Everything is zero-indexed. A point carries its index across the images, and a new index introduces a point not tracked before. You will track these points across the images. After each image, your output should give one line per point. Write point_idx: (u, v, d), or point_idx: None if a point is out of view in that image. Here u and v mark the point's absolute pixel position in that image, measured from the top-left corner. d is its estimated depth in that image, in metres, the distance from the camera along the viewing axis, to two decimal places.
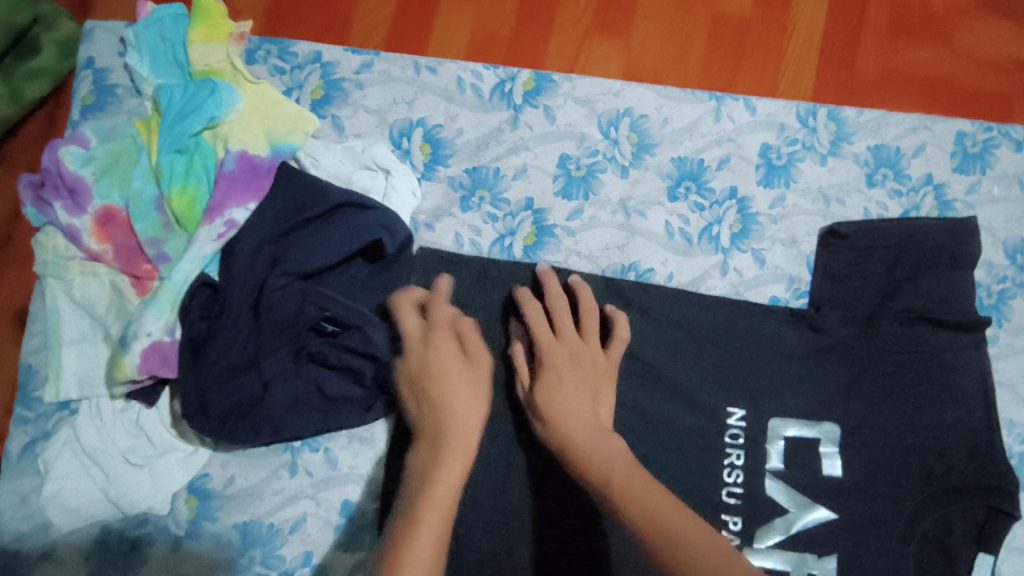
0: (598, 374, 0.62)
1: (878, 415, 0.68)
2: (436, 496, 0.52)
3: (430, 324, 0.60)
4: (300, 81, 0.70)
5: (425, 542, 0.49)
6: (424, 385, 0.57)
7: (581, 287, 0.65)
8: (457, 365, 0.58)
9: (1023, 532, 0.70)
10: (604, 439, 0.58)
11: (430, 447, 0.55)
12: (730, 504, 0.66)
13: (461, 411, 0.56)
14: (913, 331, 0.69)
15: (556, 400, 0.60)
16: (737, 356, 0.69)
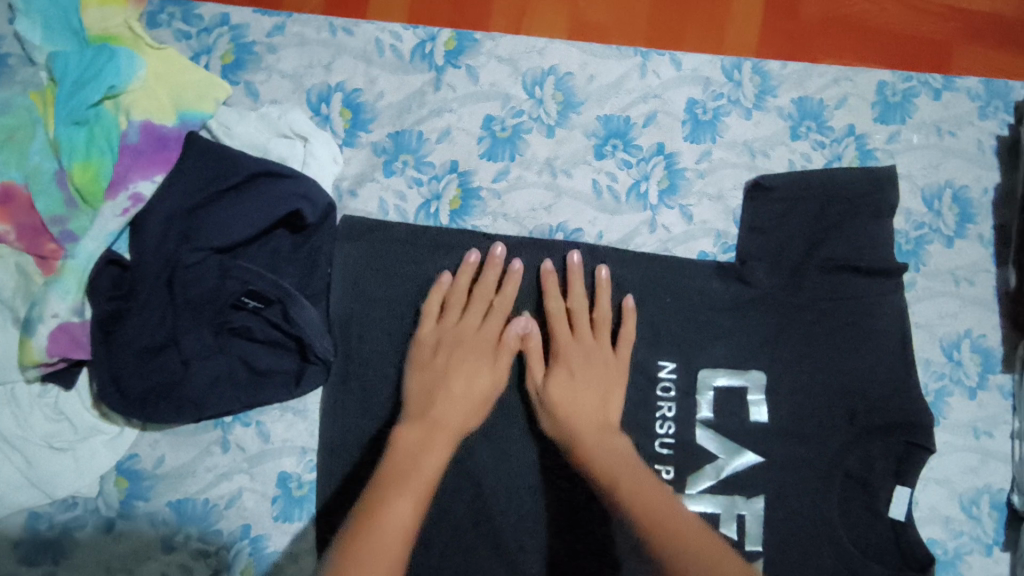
0: (609, 378, 0.64)
1: (802, 362, 0.71)
2: (425, 471, 0.54)
3: (478, 332, 0.63)
4: (208, 45, 0.68)
5: (405, 506, 0.51)
6: (446, 380, 0.60)
7: (602, 287, 0.67)
8: (483, 377, 0.61)
9: (942, 464, 0.72)
10: (611, 437, 0.60)
11: (428, 429, 0.57)
12: (662, 454, 0.69)
13: (469, 413, 0.59)
14: (837, 279, 0.71)
15: (568, 396, 0.62)
16: (667, 311, 0.70)
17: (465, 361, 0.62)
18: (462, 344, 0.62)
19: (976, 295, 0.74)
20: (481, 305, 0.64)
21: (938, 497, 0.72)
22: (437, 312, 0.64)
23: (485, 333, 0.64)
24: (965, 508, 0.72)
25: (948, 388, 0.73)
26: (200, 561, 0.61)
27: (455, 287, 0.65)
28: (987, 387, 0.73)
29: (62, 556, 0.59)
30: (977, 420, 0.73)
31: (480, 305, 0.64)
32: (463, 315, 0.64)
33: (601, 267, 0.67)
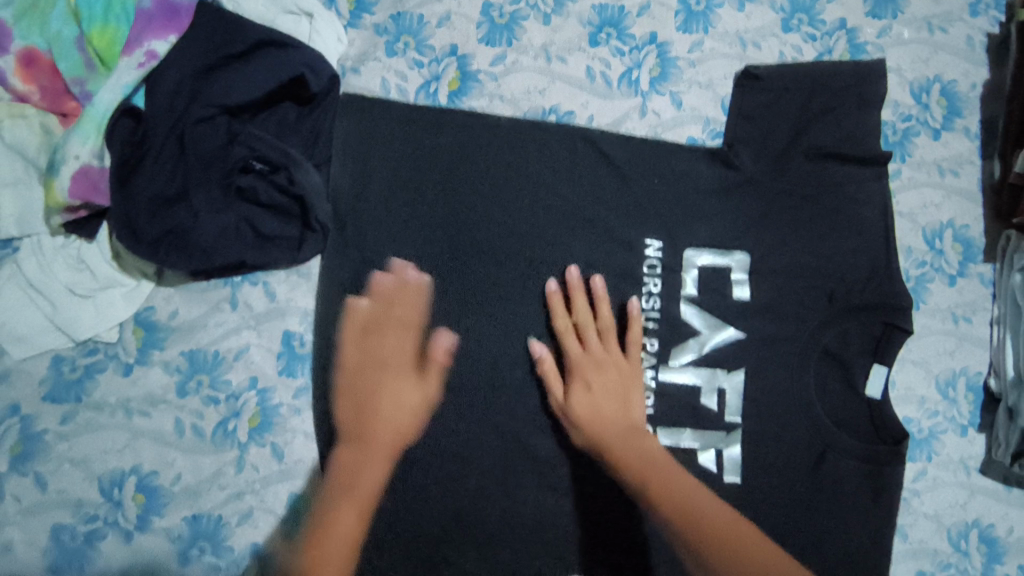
0: (625, 382, 0.68)
1: (787, 246, 0.73)
2: (365, 483, 0.61)
3: (398, 351, 0.66)
4: None
5: (348, 518, 0.59)
6: (373, 399, 0.64)
7: (601, 299, 0.70)
8: (409, 392, 0.65)
9: (921, 348, 0.75)
10: (639, 440, 0.64)
11: (358, 444, 0.63)
12: (648, 327, 0.72)
13: (400, 427, 0.63)
14: (821, 167, 0.73)
15: (588, 408, 0.66)
16: (655, 192, 0.73)
17: (391, 381, 0.64)
18: (378, 361, 0.65)
19: (961, 187, 0.76)
20: (393, 326, 0.66)
21: (915, 377, 0.74)
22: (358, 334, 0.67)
23: (410, 347, 0.66)
24: (942, 390, 0.75)
25: (929, 275, 0.75)
26: (211, 406, 0.67)
27: (370, 308, 0.67)
28: (967, 275, 0.75)
29: (86, 396, 0.65)
30: (956, 306, 0.75)
31: (392, 327, 0.66)
32: (383, 332, 0.66)
33: (594, 276, 0.70)
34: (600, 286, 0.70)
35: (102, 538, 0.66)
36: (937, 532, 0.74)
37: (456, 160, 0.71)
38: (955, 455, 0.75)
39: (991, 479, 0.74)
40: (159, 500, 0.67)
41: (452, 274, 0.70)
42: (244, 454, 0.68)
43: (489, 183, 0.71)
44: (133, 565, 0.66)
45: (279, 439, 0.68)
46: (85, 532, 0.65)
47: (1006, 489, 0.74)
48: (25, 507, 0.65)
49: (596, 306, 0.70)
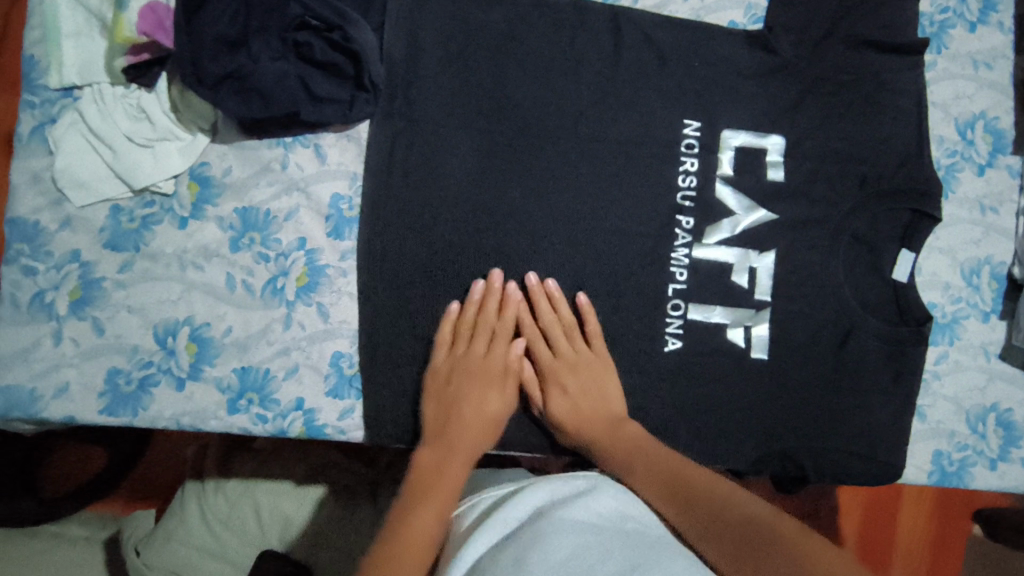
0: (597, 373, 0.72)
1: (822, 131, 0.75)
2: (447, 484, 0.63)
3: (485, 358, 0.71)
4: None
5: (428, 516, 0.58)
6: (459, 405, 0.69)
7: (560, 301, 0.72)
8: (495, 402, 0.71)
9: (948, 236, 0.77)
10: (621, 428, 0.69)
11: (439, 448, 0.66)
12: (684, 206, 0.74)
13: (481, 435, 0.69)
14: (857, 54, 0.76)
15: (567, 409, 0.72)
16: (696, 74, 0.74)
17: (476, 392, 0.70)
18: (470, 375, 0.70)
19: (994, 80, 0.78)
20: (484, 334, 0.71)
21: (941, 264, 0.77)
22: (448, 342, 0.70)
23: (492, 363, 0.72)
24: (967, 277, 0.77)
25: (959, 165, 0.77)
26: (261, 263, 0.69)
27: (462, 316, 0.70)
28: (996, 166, 0.78)
29: (144, 245, 0.68)
30: (984, 197, 0.77)
31: (484, 335, 0.71)
32: (471, 345, 0.71)
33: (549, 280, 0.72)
34: (555, 288, 0.72)
35: (155, 385, 0.67)
36: (957, 414, 0.76)
37: (504, 35, 0.73)
38: (976, 340, 0.77)
39: (1011, 364, 0.77)
40: (209, 351, 0.68)
41: (497, 144, 0.72)
42: (291, 312, 0.70)
43: (536, 57, 0.73)
44: (184, 412, 0.67)
45: (325, 299, 0.70)
46: (139, 377, 0.67)
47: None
48: (83, 350, 0.66)
49: (557, 310, 0.72)
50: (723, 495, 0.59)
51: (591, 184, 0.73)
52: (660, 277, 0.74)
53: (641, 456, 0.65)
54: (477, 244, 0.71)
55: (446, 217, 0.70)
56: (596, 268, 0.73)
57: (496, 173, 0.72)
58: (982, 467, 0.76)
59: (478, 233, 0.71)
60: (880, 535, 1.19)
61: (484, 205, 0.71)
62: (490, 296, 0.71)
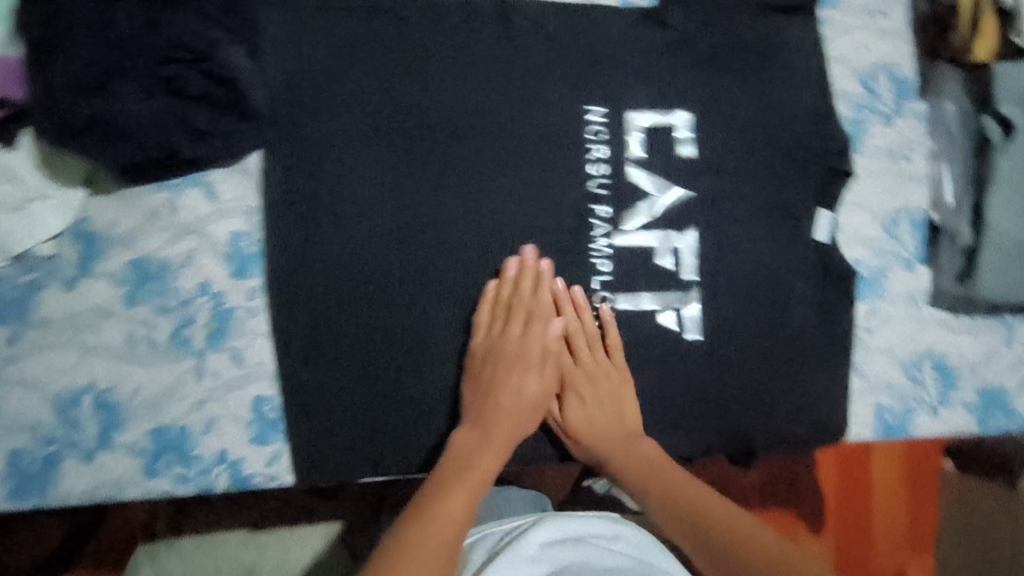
0: (615, 388, 0.72)
1: (729, 99, 0.74)
2: (481, 467, 0.66)
3: (520, 339, 0.71)
4: None
5: (456, 501, 0.62)
6: (495, 391, 0.69)
7: (582, 310, 0.72)
8: (533, 384, 0.72)
9: (864, 191, 0.77)
10: (635, 445, 0.72)
11: (474, 430, 0.68)
12: (598, 195, 0.72)
13: (517, 418, 0.71)
14: (752, 19, 0.75)
15: (582, 420, 0.73)
16: (593, 58, 0.72)
17: (518, 373, 0.71)
18: (506, 358, 0.70)
19: (890, 28, 0.77)
20: (521, 315, 0.71)
21: (861, 219, 0.77)
22: (484, 321, 0.70)
23: (529, 346, 0.72)
24: (887, 229, 0.77)
25: (867, 117, 0.77)
26: (163, 315, 0.65)
27: (498, 296, 0.70)
28: (903, 114, 0.77)
29: (31, 314, 0.63)
30: (895, 146, 0.77)
31: (521, 316, 0.71)
32: (507, 325, 0.71)
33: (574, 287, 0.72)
34: (582, 297, 0.72)
35: (64, 459, 0.63)
36: (894, 366, 0.77)
37: (390, 42, 0.70)
38: (904, 290, 0.77)
39: (940, 309, 0.77)
40: (120, 415, 0.64)
41: (400, 159, 0.69)
42: (203, 362, 0.66)
43: (427, 64, 0.70)
44: (101, 482, 0.63)
45: (238, 342, 0.67)
46: (45, 454, 0.63)
47: (957, 318, 0.78)
48: None
49: (579, 317, 0.73)
50: (715, 505, 0.69)
51: (502, 186, 0.71)
52: (585, 271, 0.73)
53: (649, 474, 0.70)
54: (390, 263, 0.69)
55: (356, 240, 0.68)
56: (520, 270, 0.72)
57: (403, 187, 0.69)
58: (924, 415, 0.77)
59: (390, 252, 0.69)
60: (859, 493, 1.21)
61: (394, 222, 0.69)
62: (525, 274, 0.70)
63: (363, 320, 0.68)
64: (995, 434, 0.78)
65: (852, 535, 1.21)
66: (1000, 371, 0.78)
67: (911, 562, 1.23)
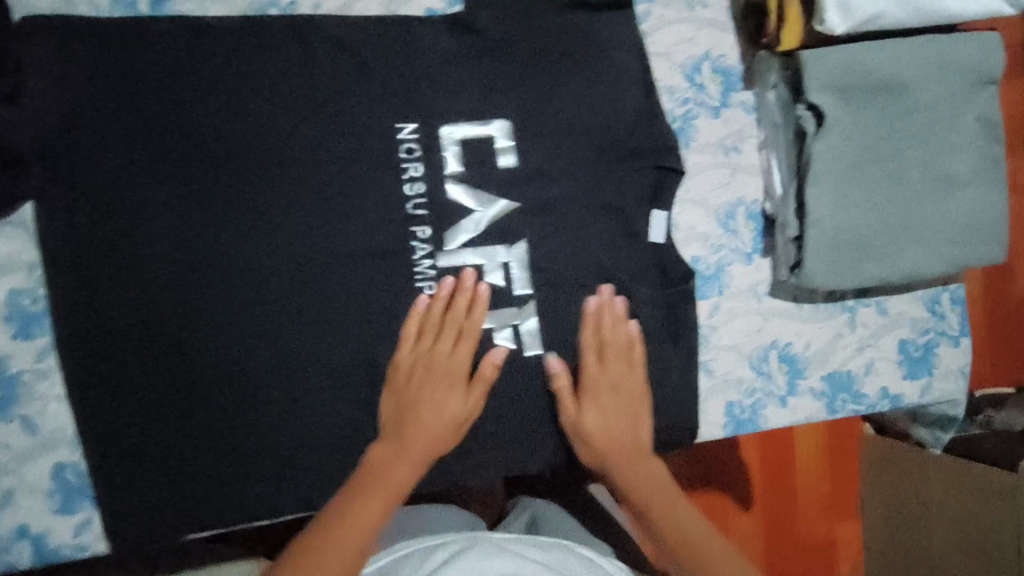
0: (636, 401, 0.72)
1: (548, 105, 0.71)
2: (395, 479, 0.65)
3: (451, 355, 0.70)
4: None
5: (373, 508, 0.61)
6: (416, 408, 0.68)
7: (614, 317, 0.71)
8: (455, 407, 0.69)
9: (696, 186, 0.76)
10: (646, 463, 0.71)
11: (395, 442, 0.67)
12: (417, 216, 0.69)
13: (439, 436, 0.68)
14: (568, 18, 0.71)
15: (601, 427, 0.71)
16: (399, 72, 0.69)
17: (433, 390, 0.69)
18: (433, 375, 0.69)
19: (711, 18, 0.75)
20: (465, 339, 0.70)
21: (695, 216, 0.75)
22: (572, 327, 0.71)
23: (457, 365, 0.70)
24: (723, 223, 0.76)
25: (693, 111, 0.75)
26: None
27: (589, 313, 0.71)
28: (730, 105, 0.76)
29: None
30: (724, 138, 0.76)
31: (593, 317, 0.71)
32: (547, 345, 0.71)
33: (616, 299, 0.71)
34: (622, 307, 0.71)
35: None
36: (740, 361, 0.76)
37: (173, 72, 0.65)
38: (744, 284, 0.77)
39: (781, 299, 0.77)
40: None
41: (195, 197, 0.65)
42: None
43: (214, 91, 0.65)
44: None
45: (28, 410, 0.64)
46: None
47: (797, 306, 0.78)
48: None
49: (602, 323, 0.71)
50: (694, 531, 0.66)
51: (311, 215, 0.67)
52: (409, 296, 0.70)
53: (660, 497, 0.69)
54: (192, 308, 0.65)
55: (153, 286, 0.64)
56: (339, 302, 0.68)
57: (204, 226, 0.65)
58: (773, 407, 0.77)
59: (193, 294, 0.65)
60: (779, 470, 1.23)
61: (196, 263, 0.65)
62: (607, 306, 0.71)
63: (167, 369, 0.65)
64: (846, 417, 0.78)
65: (779, 505, 1.23)
66: (845, 356, 0.78)
67: (837, 526, 1.26)
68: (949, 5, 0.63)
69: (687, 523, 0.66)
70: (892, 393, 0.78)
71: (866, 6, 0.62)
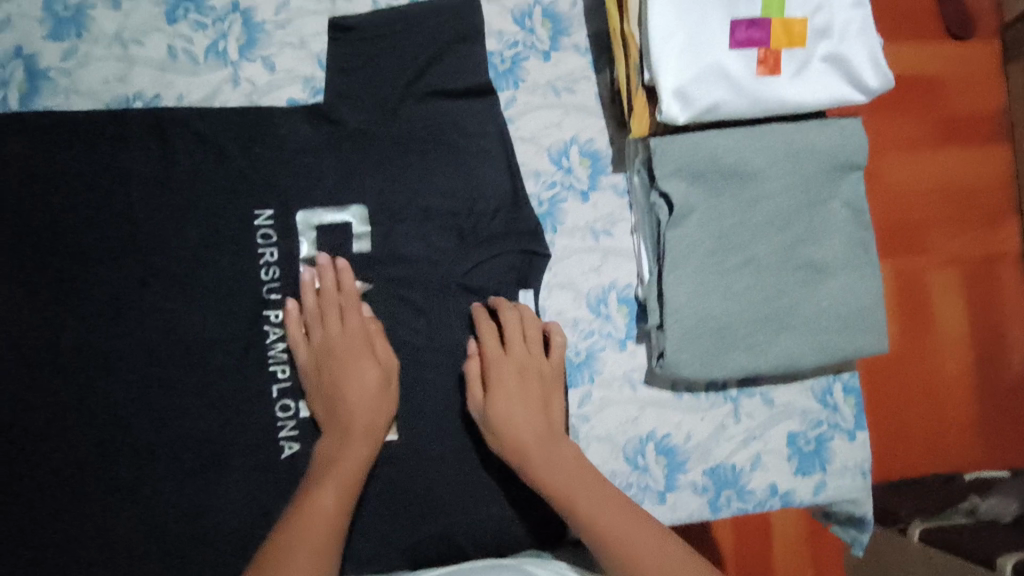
0: (546, 385, 0.69)
1: (406, 190, 0.72)
2: (347, 467, 0.64)
3: (344, 334, 0.68)
4: (4, 77, 0.69)
5: (329, 497, 0.61)
6: (339, 392, 0.67)
7: (506, 307, 0.70)
8: (372, 373, 0.68)
9: (565, 270, 0.74)
10: (556, 446, 0.66)
11: (339, 436, 0.66)
12: (271, 300, 0.70)
13: (371, 414, 0.67)
14: (431, 108, 0.73)
15: (512, 411, 0.66)
16: (259, 161, 0.71)
17: (345, 369, 0.67)
18: (338, 353, 0.68)
19: (579, 103, 0.76)
20: (337, 310, 0.69)
21: (564, 301, 0.73)
22: (490, 314, 0.70)
23: (354, 336, 0.69)
24: (594, 308, 0.74)
25: (561, 195, 0.74)
26: None
27: (498, 306, 0.70)
28: (599, 188, 0.75)
29: None
30: (594, 222, 0.74)
31: (487, 319, 0.69)
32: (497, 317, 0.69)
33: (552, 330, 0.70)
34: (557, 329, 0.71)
35: None
36: (613, 452, 0.72)
37: (36, 165, 0.68)
38: (617, 371, 0.73)
39: (658, 388, 0.73)
40: None
41: (52, 282, 0.67)
42: None
43: (75, 182, 0.68)
44: None
45: None
46: None
47: (676, 395, 0.73)
48: None
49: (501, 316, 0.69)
50: (630, 535, 0.59)
51: (167, 300, 0.69)
52: (261, 379, 0.70)
53: (585, 488, 0.63)
54: (41, 389, 0.67)
55: (6, 369, 0.66)
56: (190, 384, 0.69)
57: (57, 311, 0.67)
58: (650, 502, 0.72)
59: (44, 377, 0.67)
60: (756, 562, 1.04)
61: (49, 348, 0.67)
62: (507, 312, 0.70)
63: (12, 451, 0.66)
64: (731, 515, 0.73)
65: None
66: (730, 449, 0.73)
67: None
68: (787, 94, 0.63)
69: (628, 539, 0.59)
70: (781, 490, 0.73)
71: (704, 92, 0.62)
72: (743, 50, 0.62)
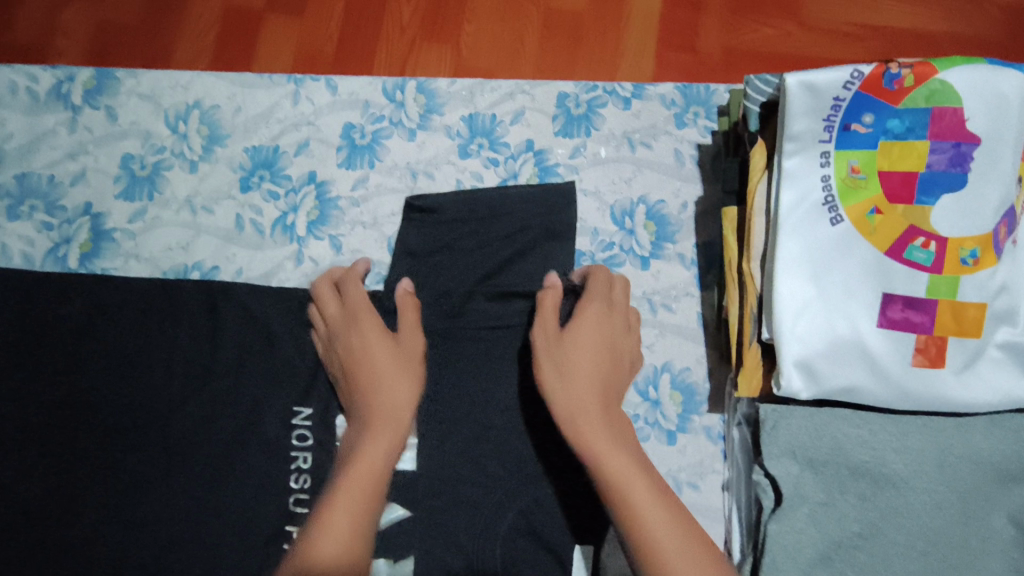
0: (612, 345, 0.59)
1: (467, 402, 0.61)
2: (362, 471, 0.54)
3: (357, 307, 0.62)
4: (68, 235, 0.67)
5: (343, 518, 0.51)
6: (354, 368, 0.59)
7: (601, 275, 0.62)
8: (388, 354, 0.60)
9: None
10: (614, 420, 0.54)
11: (359, 430, 0.57)
12: (297, 514, 0.60)
13: (391, 400, 0.58)
14: (505, 306, 0.62)
15: (583, 366, 0.56)
16: (309, 352, 0.63)
17: (366, 352, 0.60)
18: (351, 327, 0.61)
19: (676, 324, 0.65)
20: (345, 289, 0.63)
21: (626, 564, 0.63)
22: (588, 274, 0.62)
23: (367, 313, 0.62)
24: None
25: (644, 431, 0.63)
26: None
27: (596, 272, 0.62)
28: (690, 430, 0.63)
29: None
30: (680, 470, 0.63)
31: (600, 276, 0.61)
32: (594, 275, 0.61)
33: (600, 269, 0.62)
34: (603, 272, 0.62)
35: None
36: None
37: (85, 330, 0.63)
38: None
39: None
40: None
41: (79, 457, 0.61)
42: None
43: (122, 351, 0.63)
44: None
45: None
46: None
47: None
48: None
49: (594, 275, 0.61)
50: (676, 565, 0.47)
51: (195, 493, 0.60)
52: None
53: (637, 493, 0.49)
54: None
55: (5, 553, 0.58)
56: None
57: (70, 490, 0.60)
58: None
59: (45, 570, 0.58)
60: None
61: (57, 537, 0.59)
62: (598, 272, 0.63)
63: None
64: None
65: None
66: None
67: None
68: (949, 391, 0.50)
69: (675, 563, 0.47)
70: None
71: (836, 372, 0.49)
72: (893, 332, 0.49)
